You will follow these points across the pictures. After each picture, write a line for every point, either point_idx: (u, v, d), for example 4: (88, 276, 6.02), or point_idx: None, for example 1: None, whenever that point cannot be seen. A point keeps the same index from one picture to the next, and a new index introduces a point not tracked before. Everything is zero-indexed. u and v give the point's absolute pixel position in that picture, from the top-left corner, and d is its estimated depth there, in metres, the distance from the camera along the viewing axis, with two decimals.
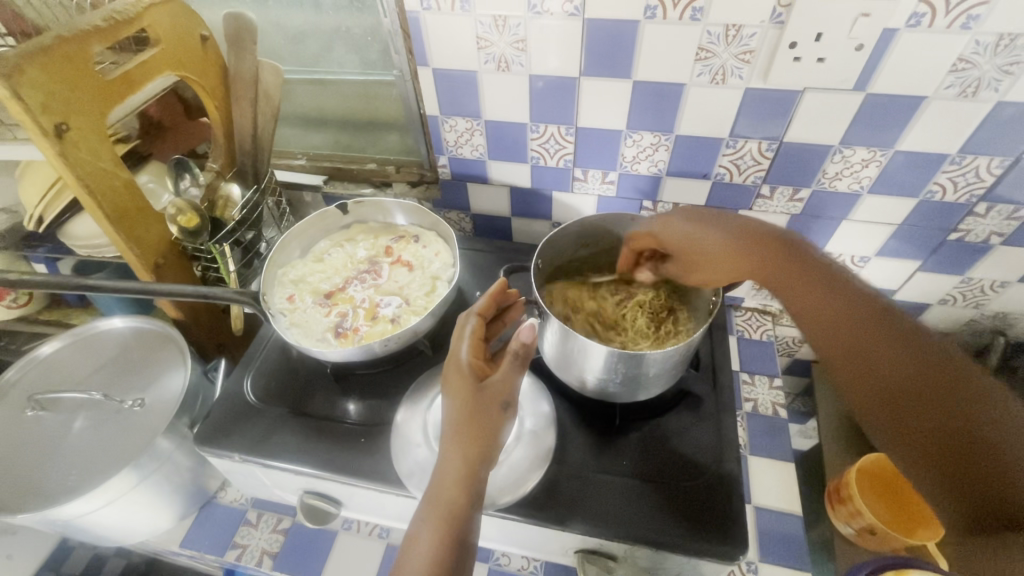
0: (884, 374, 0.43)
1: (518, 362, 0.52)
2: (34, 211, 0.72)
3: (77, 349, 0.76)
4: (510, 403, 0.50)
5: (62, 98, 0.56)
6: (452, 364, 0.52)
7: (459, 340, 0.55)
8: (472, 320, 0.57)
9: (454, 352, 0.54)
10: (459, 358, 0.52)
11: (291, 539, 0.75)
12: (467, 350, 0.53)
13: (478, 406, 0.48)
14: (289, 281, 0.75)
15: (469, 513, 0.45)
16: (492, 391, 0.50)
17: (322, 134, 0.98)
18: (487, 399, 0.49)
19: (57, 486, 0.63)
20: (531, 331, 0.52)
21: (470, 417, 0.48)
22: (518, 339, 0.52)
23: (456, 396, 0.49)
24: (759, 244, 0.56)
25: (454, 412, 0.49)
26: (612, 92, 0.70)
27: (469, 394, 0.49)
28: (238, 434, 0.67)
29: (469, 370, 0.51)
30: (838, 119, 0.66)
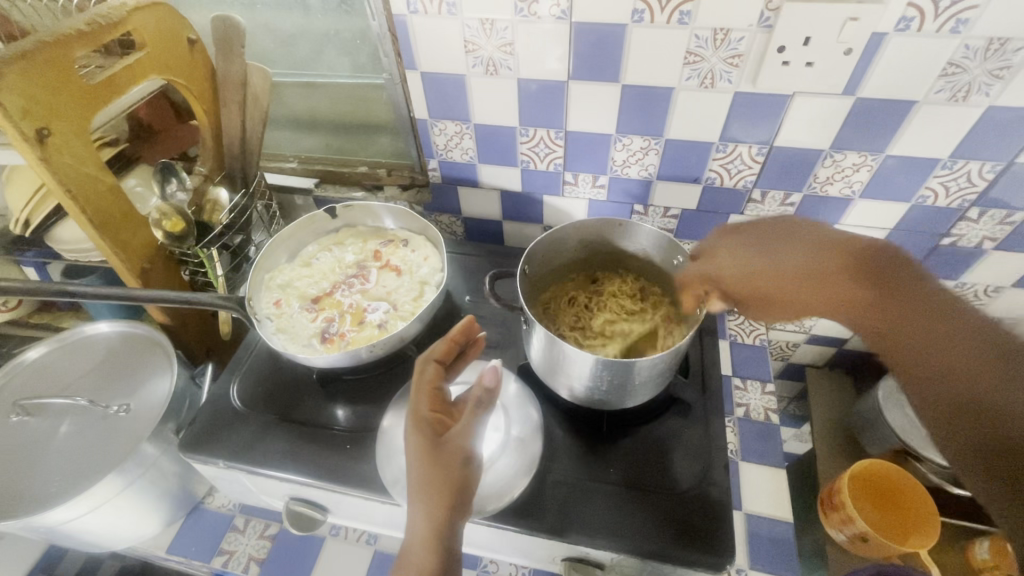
0: (945, 364, 0.47)
1: (481, 408, 0.49)
2: (21, 214, 0.72)
3: (64, 354, 0.75)
4: (472, 457, 0.48)
5: (43, 104, 0.55)
6: (409, 417, 0.50)
7: (417, 391, 0.52)
8: (429, 368, 0.53)
9: (412, 404, 0.51)
10: (416, 410, 0.50)
11: (278, 545, 0.74)
12: (425, 402, 0.51)
13: (438, 463, 0.47)
14: (277, 286, 0.74)
15: (444, 572, 0.45)
16: (450, 447, 0.47)
17: (313, 137, 0.97)
18: (447, 454, 0.47)
19: (41, 492, 0.62)
20: (495, 375, 0.49)
21: (430, 472, 0.47)
22: (481, 385, 0.49)
23: (414, 450, 0.48)
24: (806, 244, 0.57)
25: (414, 468, 0.47)
26: (601, 96, 0.70)
27: (428, 450, 0.47)
28: (223, 441, 0.66)
29: (427, 423, 0.49)
30: (829, 124, 0.66)
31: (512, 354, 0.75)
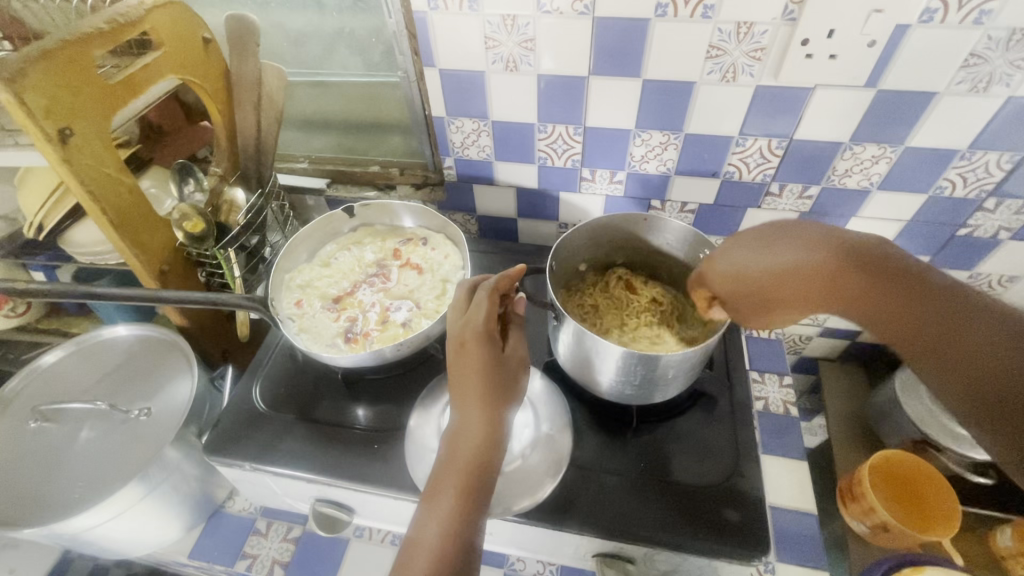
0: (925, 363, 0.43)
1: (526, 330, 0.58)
2: (35, 217, 0.71)
3: (81, 358, 0.74)
4: (525, 370, 0.56)
5: (65, 103, 0.54)
6: (469, 333, 0.53)
7: (475, 304, 0.55)
8: (491, 291, 0.55)
9: (471, 321, 0.53)
10: (476, 323, 0.53)
11: (302, 548, 0.74)
12: (486, 319, 0.53)
13: (501, 376, 0.52)
14: (297, 286, 0.73)
15: (489, 468, 0.48)
16: (512, 363, 0.54)
17: (325, 137, 0.97)
18: (509, 370, 0.53)
19: (64, 499, 0.62)
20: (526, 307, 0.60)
21: (494, 383, 0.51)
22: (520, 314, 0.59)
23: (479, 364, 0.51)
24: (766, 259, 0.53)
25: (477, 381, 0.50)
26: (622, 91, 0.70)
27: (493, 362, 0.52)
28: (248, 443, 0.65)
29: (492, 339, 0.53)
30: (850, 116, 0.66)
31: (534, 352, 0.75)
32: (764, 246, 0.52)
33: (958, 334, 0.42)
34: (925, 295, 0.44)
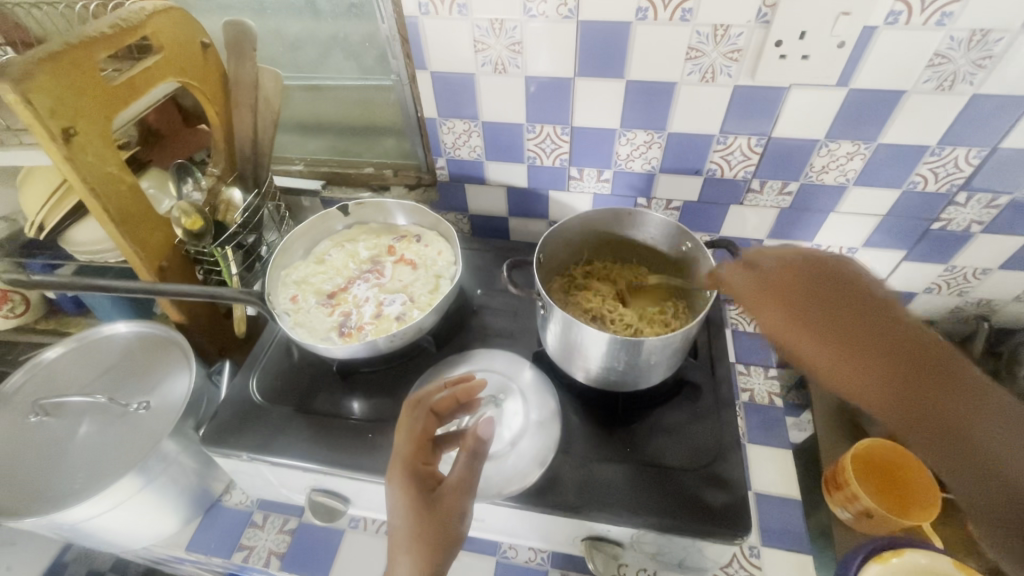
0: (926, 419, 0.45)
1: (473, 455, 0.53)
2: (35, 218, 0.72)
3: (81, 354, 0.76)
4: (468, 505, 0.51)
5: (69, 104, 0.56)
6: (395, 466, 0.53)
7: (404, 433, 0.56)
8: (425, 414, 0.57)
9: (400, 450, 0.55)
10: (405, 460, 0.53)
11: (298, 538, 0.75)
12: (413, 454, 0.54)
13: (428, 519, 0.49)
14: (292, 282, 0.75)
15: None
16: (445, 501, 0.51)
17: (319, 140, 1.00)
18: (440, 510, 0.50)
19: (64, 490, 0.63)
20: (492, 427, 0.54)
21: (422, 528, 0.49)
22: (474, 436, 0.53)
23: (404, 509, 0.50)
24: (842, 291, 0.53)
25: (401, 527, 0.49)
26: (607, 91, 0.72)
27: (416, 502, 0.50)
28: (245, 433, 0.67)
29: (418, 472, 0.52)
30: (825, 115, 0.69)
31: (525, 343, 0.77)
32: (785, 260, 0.57)
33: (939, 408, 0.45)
34: (925, 377, 0.47)
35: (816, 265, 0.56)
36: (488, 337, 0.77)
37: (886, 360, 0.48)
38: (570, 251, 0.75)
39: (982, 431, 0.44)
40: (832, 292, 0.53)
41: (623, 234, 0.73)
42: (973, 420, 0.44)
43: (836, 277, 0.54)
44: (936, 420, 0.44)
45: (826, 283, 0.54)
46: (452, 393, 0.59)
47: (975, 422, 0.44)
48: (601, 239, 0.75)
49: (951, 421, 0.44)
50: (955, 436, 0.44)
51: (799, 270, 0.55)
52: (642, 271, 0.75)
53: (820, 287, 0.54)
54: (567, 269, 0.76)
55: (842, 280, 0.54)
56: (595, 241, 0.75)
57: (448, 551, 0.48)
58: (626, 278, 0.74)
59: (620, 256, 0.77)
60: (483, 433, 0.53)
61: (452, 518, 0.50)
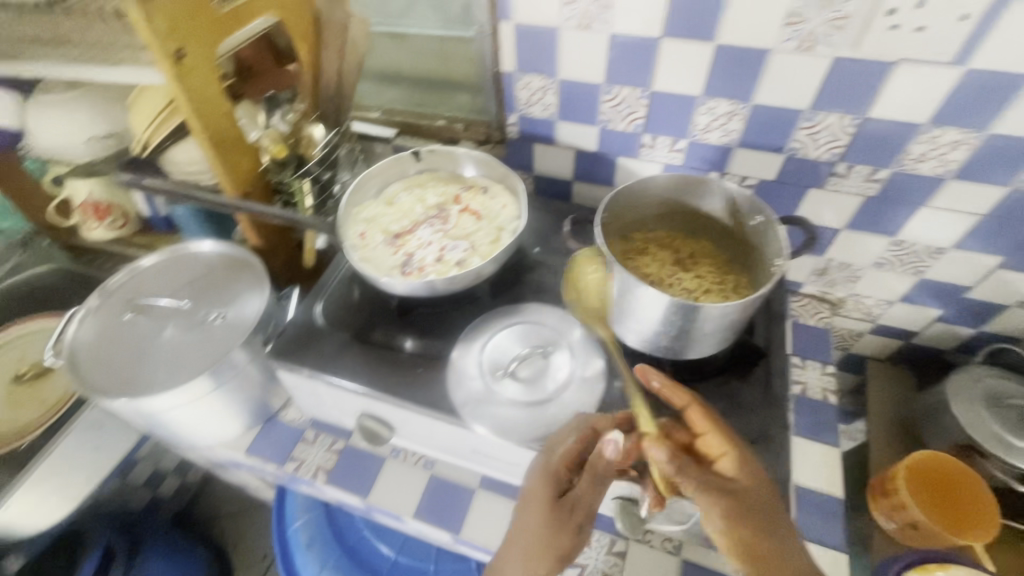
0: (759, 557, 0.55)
1: (603, 478, 0.58)
2: (142, 135, 0.79)
3: (171, 263, 0.83)
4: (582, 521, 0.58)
5: (183, 26, 0.61)
6: (541, 475, 0.58)
7: (563, 441, 0.59)
8: (587, 432, 0.59)
9: (548, 456, 0.59)
10: (549, 469, 0.58)
11: (344, 458, 0.81)
12: (557, 464, 0.58)
13: (550, 528, 0.57)
14: (362, 219, 0.79)
15: None
16: (562, 513, 0.58)
17: (395, 90, 1.04)
18: (558, 520, 0.58)
19: (149, 381, 0.70)
20: (616, 454, 0.57)
21: (543, 533, 0.57)
22: (601, 460, 0.57)
23: (533, 512, 0.58)
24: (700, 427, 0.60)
25: (529, 528, 0.58)
26: (694, 55, 0.70)
27: (544, 510, 0.58)
28: (307, 352, 0.72)
29: (550, 482, 0.58)
30: (932, 96, 0.64)
31: (576, 304, 0.77)
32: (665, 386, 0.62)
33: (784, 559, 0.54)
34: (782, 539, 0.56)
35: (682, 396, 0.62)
36: (540, 294, 0.79)
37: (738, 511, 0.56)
38: (634, 214, 0.73)
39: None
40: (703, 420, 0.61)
41: (691, 201, 0.72)
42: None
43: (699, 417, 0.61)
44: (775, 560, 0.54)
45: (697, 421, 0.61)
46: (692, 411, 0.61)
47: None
48: (667, 204, 0.73)
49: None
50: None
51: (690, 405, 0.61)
52: (708, 241, 0.73)
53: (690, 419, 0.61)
54: (629, 232, 0.75)
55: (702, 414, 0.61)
56: (659, 207, 0.74)
57: (575, 555, 0.59)
58: (689, 245, 0.73)
59: (685, 225, 0.75)
60: (608, 454, 0.57)
61: (585, 529, 0.58)
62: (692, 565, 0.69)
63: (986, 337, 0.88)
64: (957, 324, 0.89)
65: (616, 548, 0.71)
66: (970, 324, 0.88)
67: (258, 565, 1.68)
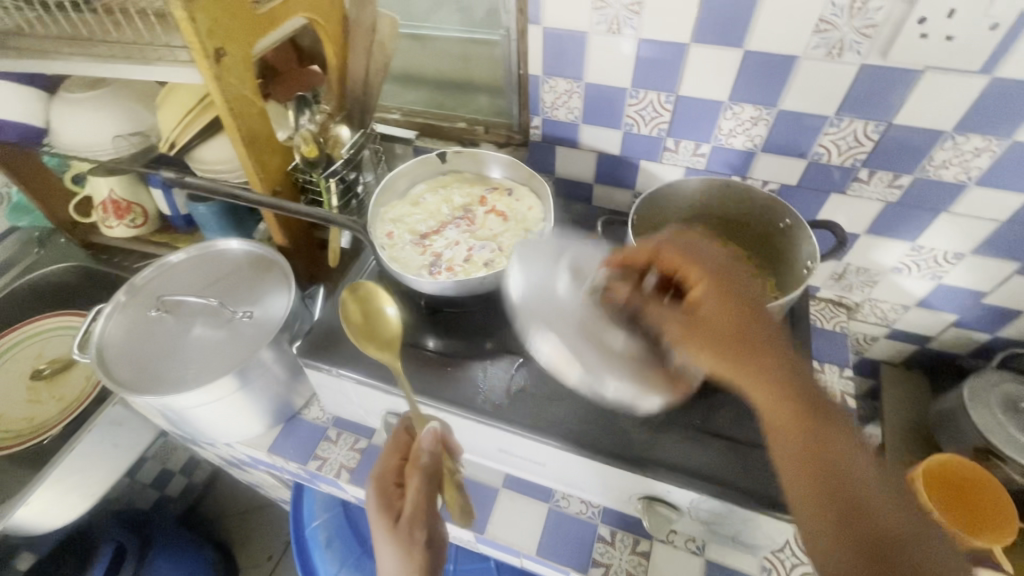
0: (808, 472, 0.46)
1: (429, 471, 0.62)
2: (170, 134, 0.80)
3: (199, 261, 0.84)
4: (422, 520, 0.60)
5: (223, 26, 0.61)
6: (374, 489, 0.63)
7: (386, 453, 0.65)
8: (403, 436, 0.65)
9: (378, 469, 0.64)
10: (379, 480, 0.63)
11: (367, 457, 0.81)
12: (381, 473, 0.64)
13: (396, 534, 0.59)
14: (389, 219, 0.79)
15: None
16: (403, 515, 0.60)
17: (416, 92, 1.04)
18: (401, 522, 0.60)
19: (177, 377, 0.70)
20: (427, 441, 0.62)
21: (393, 542, 0.59)
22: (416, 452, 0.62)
23: (381, 525, 0.61)
24: (751, 321, 0.50)
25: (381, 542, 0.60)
26: (722, 62, 0.71)
27: (381, 520, 0.61)
28: (336, 350, 0.72)
29: (384, 491, 0.62)
30: (958, 104, 0.65)
31: None
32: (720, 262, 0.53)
33: (862, 479, 0.45)
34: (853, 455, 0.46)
35: (728, 263, 0.53)
36: None
37: (809, 422, 0.47)
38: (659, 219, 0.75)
39: (892, 519, 0.44)
40: (751, 299, 0.51)
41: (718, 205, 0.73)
42: (885, 508, 0.44)
43: (746, 294, 0.52)
44: (843, 480, 0.45)
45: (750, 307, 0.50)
46: (716, 291, 0.51)
47: (885, 502, 0.45)
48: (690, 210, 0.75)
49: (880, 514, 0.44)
50: (857, 509, 0.44)
51: (733, 290, 0.51)
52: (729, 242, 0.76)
53: (716, 295, 0.51)
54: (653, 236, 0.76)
55: (743, 286, 0.52)
56: (684, 211, 0.75)
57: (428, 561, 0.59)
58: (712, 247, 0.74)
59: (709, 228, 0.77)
60: (427, 447, 0.62)
61: (425, 532, 0.60)
62: (717, 566, 0.70)
63: (1001, 343, 0.89)
64: (973, 329, 0.90)
65: (640, 547, 0.71)
66: (985, 329, 0.88)
67: (263, 566, 1.67)
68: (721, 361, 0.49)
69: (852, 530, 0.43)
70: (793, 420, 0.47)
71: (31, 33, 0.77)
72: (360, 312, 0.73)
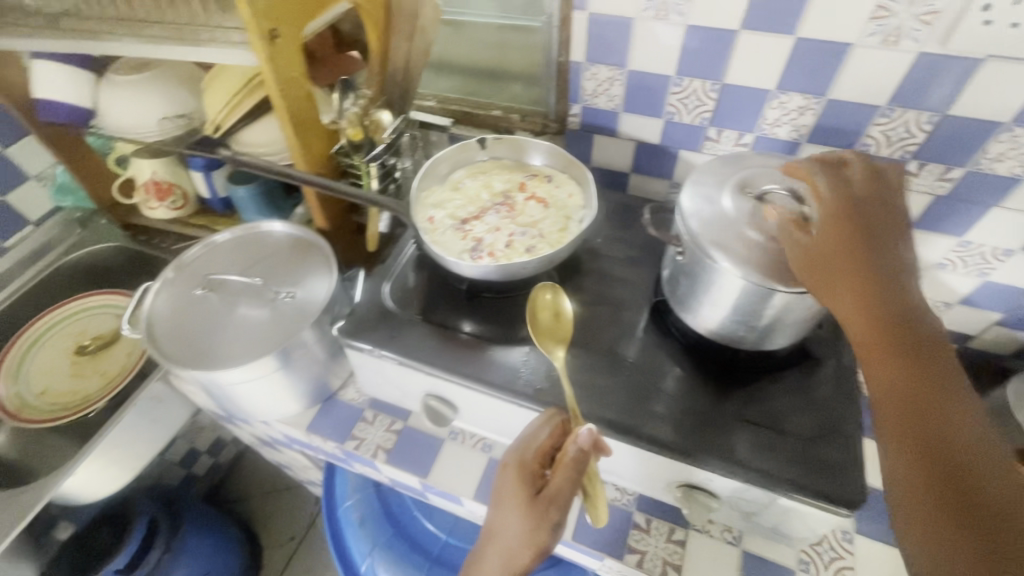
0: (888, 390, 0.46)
1: (578, 467, 0.58)
2: (216, 117, 0.81)
3: (241, 241, 0.85)
4: (562, 514, 0.58)
5: (277, 8, 0.62)
6: (517, 460, 0.59)
7: (533, 433, 0.61)
8: (555, 427, 0.61)
9: (521, 447, 0.60)
10: (523, 458, 0.59)
11: (403, 439, 0.82)
12: (529, 451, 0.60)
13: (535, 519, 0.57)
14: (430, 204, 0.79)
15: None
16: (544, 503, 0.57)
17: (450, 80, 1.05)
18: (541, 506, 0.57)
19: (223, 354, 0.72)
20: (590, 439, 0.57)
21: (527, 526, 0.57)
22: (576, 444, 0.58)
23: (516, 501, 0.58)
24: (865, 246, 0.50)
25: (510, 520, 0.57)
26: (772, 49, 0.70)
27: (525, 499, 0.58)
28: (378, 331, 0.73)
29: (528, 470, 0.59)
30: (1018, 94, 0.63)
31: (639, 295, 0.78)
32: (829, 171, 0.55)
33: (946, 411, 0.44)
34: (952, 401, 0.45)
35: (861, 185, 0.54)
36: (603, 283, 0.79)
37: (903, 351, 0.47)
38: None
39: (979, 460, 0.41)
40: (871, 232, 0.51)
41: None
42: (967, 446, 0.42)
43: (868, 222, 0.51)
44: (928, 416, 0.44)
45: (870, 238, 0.51)
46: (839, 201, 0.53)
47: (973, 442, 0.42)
48: None
49: (960, 454, 0.42)
50: (932, 438, 0.43)
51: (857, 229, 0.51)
52: None
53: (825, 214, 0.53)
54: None
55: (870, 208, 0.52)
56: None
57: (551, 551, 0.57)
58: None
59: None
60: (584, 442, 0.58)
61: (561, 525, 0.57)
62: (753, 556, 0.70)
63: None
64: (1018, 328, 0.87)
65: (676, 536, 0.71)
66: None
67: (286, 546, 1.70)
68: (816, 264, 0.51)
69: (924, 461, 0.42)
70: (876, 345, 0.48)
71: (85, 14, 0.79)
72: (548, 314, 0.73)
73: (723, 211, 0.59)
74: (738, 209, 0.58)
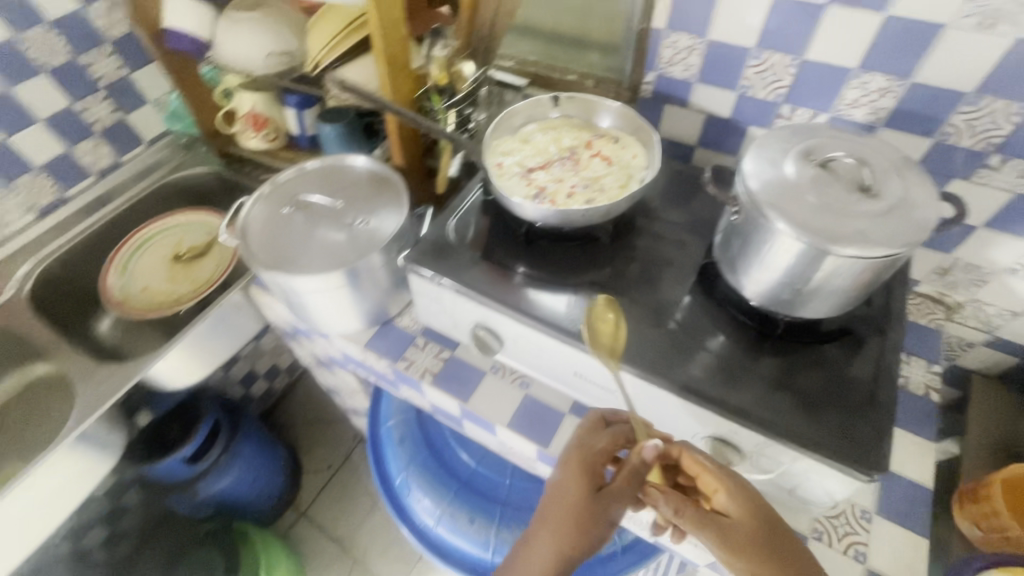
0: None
1: (637, 475, 0.62)
2: (317, 55, 0.89)
3: (325, 172, 0.94)
4: (615, 518, 0.62)
5: None
6: (580, 455, 0.65)
7: (595, 437, 0.66)
8: (615, 434, 0.66)
9: (583, 448, 0.65)
10: (584, 457, 0.64)
11: (449, 367, 0.89)
12: (594, 452, 0.65)
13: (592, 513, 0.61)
14: (500, 151, 0.85)
15: None
16: (602, 502, 0.62)
17: (531, 42, 1.07)
18: (599, 504, 0.61)
19: (301, 264, 0.80)
20: (653, 453, 0.61)
21: (581, 517, 0.61)
22: (641, 455, 0.61)
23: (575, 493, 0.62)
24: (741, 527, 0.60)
25: (564, 509, 0.61)
26: (860, 26, 0.70)
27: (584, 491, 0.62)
28: (441, 260, 0.79)
29: (589, 469, 0.64)
30: None
31: (690, 260, 0.80)
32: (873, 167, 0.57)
33: None
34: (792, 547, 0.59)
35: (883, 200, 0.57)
36: (655, 244, 0.82)
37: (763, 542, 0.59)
38: None
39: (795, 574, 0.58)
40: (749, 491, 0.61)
41: None
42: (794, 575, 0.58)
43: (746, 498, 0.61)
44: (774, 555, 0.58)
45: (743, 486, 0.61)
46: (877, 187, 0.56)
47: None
48: None
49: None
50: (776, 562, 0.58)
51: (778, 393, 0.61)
52: None
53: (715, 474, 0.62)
54: None
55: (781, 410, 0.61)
56: None
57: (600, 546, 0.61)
58: None
59: None
60: (646, 457, 0.61)
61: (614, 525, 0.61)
62: None
63: None
64: None
65: None
66: None
67: (323, 472, 1.83)
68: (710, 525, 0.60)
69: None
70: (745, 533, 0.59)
71: None
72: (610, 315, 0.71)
73: (784, 174, 0.61)
74: (797, 173, 0.61)
